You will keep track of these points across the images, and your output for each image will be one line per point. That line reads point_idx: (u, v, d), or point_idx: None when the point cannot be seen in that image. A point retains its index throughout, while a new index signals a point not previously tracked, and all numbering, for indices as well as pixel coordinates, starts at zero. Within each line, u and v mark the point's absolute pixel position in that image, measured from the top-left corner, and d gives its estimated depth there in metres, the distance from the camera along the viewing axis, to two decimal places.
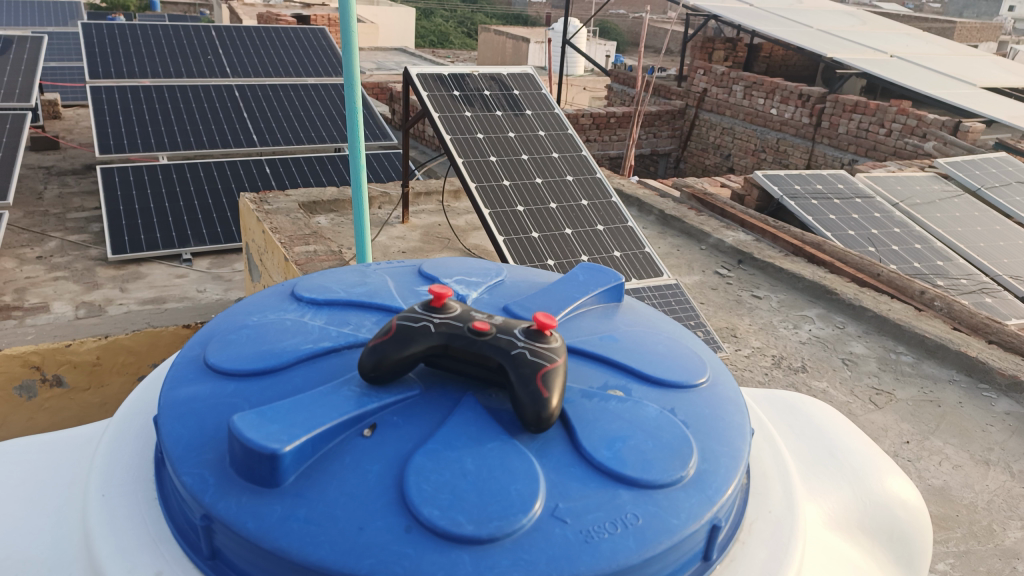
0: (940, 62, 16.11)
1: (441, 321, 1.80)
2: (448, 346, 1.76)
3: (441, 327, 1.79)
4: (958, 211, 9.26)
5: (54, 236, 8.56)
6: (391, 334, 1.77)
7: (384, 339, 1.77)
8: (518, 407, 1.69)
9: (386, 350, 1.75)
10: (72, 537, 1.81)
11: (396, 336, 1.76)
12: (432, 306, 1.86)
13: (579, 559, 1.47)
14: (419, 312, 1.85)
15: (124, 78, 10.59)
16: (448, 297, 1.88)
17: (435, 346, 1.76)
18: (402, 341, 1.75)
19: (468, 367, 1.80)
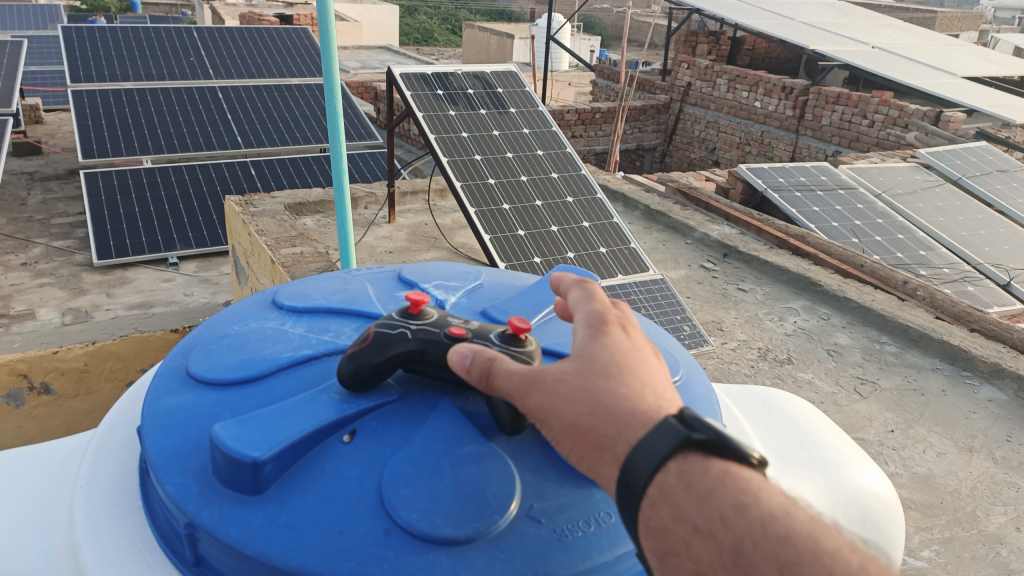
0: (921, 53, 16.27)
1: (419, 328, 1.80)
2: (424, 353, 1.77)
3: (418, 333, 1.79)
4: (940, 201, 9.39)
5: (38, 242, 8.52)
6: (368, 341, 1.80)
7: (362, 345, 1.79)
8: (496, 413, 1.72)
9: (363, 360, 1.78)
10: (57, 547, 1.84)
11: (372, 343, 1.78)
12: (409, 312, 1.86)
13: (553, 558, 1.53)
14: (397, 317, 1.85)
15: (106, 81, 10.55)
16: (425, 303, 1.88)
17: (411, 352, 1.77)
18: (379, 347, 1.78)
19: (443, 372, 1.82)
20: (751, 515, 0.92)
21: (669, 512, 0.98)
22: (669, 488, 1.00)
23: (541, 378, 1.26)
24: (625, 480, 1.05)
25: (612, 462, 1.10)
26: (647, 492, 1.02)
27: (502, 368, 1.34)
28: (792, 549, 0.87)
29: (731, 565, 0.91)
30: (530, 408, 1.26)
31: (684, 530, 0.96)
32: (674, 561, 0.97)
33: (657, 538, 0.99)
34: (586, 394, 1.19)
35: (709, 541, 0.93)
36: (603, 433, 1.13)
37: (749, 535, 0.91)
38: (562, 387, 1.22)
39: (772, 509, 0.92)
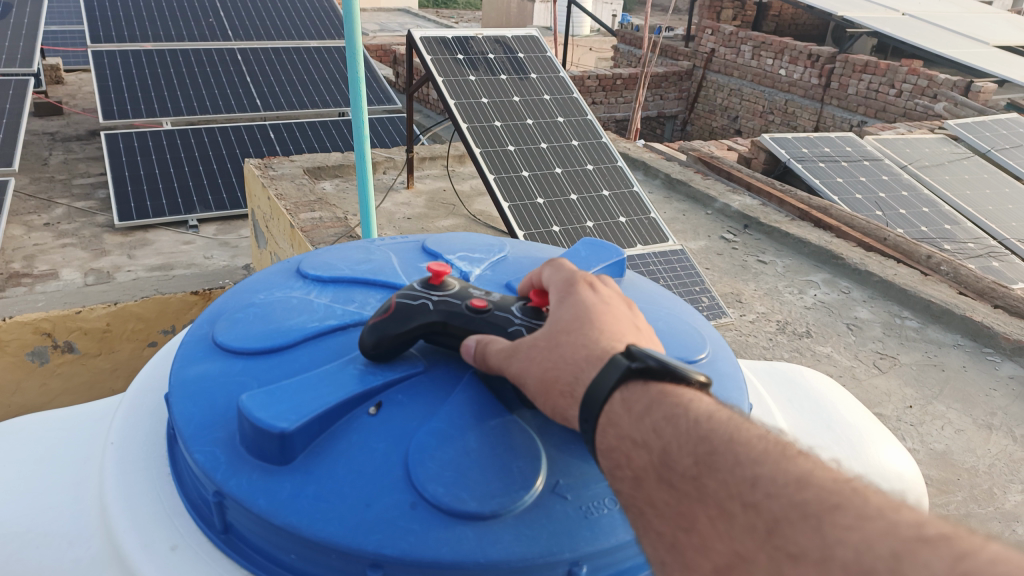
0: (953, 21, 15.84)
1: (442, 300, 1.80)
2: (446, 326, 1.77)
3: (442, 305, 1.78)
4: (967, 173, 9.20)
5: (60, 203, 8.59)
6: (391, 312, 1.79)
7: (384, 316, 1.79)
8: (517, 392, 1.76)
9: (385, 333, 1.77)
10: (88, 508, 1.87)
11: (396, 314, 1.78)
12: (430, 283, 1.85)
13: (579, 535, 1.53)
14: (419, 288, 1.84)
15: (126, 42, 10.54)
16: (446, 275, 1.88)
17: (433, 325, 1.77)
18: (401, 319, 1.77)
19: None
20: (677, 423, 1.11)
21: (616, 433, 1.19)
22: (618, 413, 1.21)
23: (513, 347, 1.51)
24: (584, 417, 1.27)
25: (574, 404, 1.32)
26: (602, 419, 1.24)
27: (489, 350, 1.59)
28: (707, 444, 1.06)
29: (659, 467, 1.10)
30: (510, 371, 1.50)
31: (626, 445, 1.16)
32: (620, 472, 1.17)
33: (609, 457, 1.20)
34: (551, 349, 1.42)
35: (645, 450, 1.13)
36: (563, 379, 1.36)
37: (675, 438, 1.10)
38: (529, 348, 1.47)
39: (696, 417, 1.11)
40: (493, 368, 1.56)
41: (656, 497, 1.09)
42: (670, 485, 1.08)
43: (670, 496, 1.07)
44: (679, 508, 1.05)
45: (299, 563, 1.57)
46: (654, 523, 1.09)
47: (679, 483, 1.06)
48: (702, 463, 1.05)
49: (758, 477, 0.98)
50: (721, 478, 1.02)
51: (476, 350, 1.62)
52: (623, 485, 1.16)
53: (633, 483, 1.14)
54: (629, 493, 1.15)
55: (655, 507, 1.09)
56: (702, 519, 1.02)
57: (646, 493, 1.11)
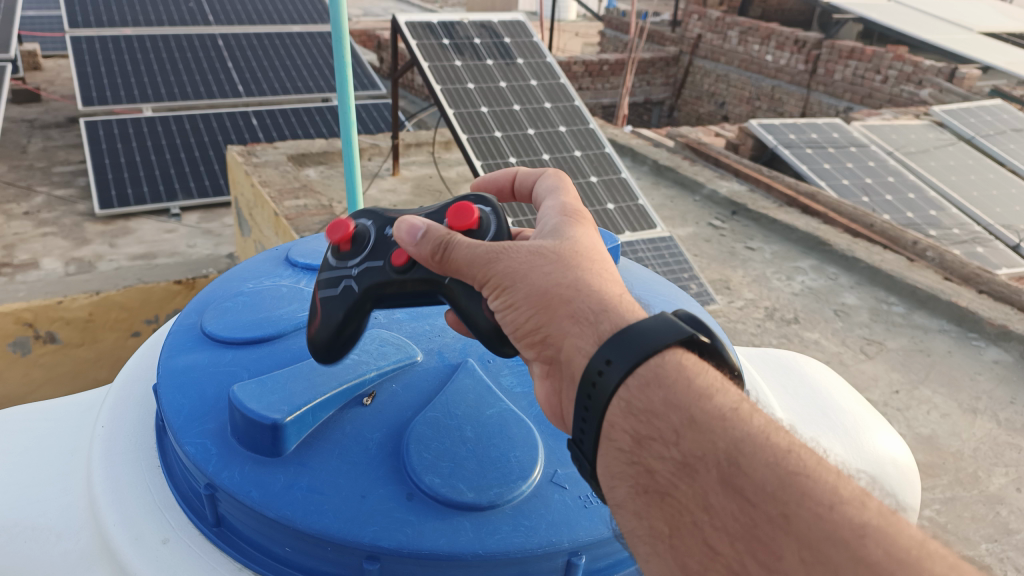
0: (938, 7, 15.89)
1: (361, 266, 1.58)
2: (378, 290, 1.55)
3: (363, 275, 1.56)
4: (952, 159, 9.24)
5: (40, 191, 8.44)
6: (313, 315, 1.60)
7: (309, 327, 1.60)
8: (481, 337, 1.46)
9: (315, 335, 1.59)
10: (77, 501, 1.83)
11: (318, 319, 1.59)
12: (344, 251, 1.62)
13: (578, 525, 1.50)
14: (336, 264, 1.62)
15: (105, 27, 10.36)
16: (351, 228, 1.63)
17: (362, 298, 1.56)
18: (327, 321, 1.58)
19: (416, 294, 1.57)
20: (750, 426, 1.01)
21: (658, 401, 1.07)
22: (663, 376, 1.08)
23: (508, 255, 1.31)
24: (608, 359, 1.11)
25: (589, 333, 1.19)
26: (636, 374, 1.09)
27: (462, 245, 1.36)
28: (794, 460, 0.97)
29: (727, 466, 0.98)
30: (497, 277, 1.31)
31: (676, 424, 1.04)
32: (658, 449, 1.04)
33: (642, 426, 1.07)
34: (564, 273, 1.27)
35: (709, 442, 1.00)
36: (581, 309, 1.22)
37: (749, 442, 0.99)
38: (531, 264, 1.29)
39: (769, 428, 1.02)
40: (468, 270, 1.34)
41: (715, 502, 0.97)
42: (740, 496, 0.95)
43: (739, 508, 0.95)
44: (750, 525, 0.93)
45: (295, 556, 1.54)
46: (707, 532, 0.97)
47: (755, 497, 0.94)
48: (792, 486, 0.94)
49: (870, 524, 0.89)
50: (815, 508, 0.91)
51: (441, 242, 1.36)
52: (658, 464, 1.04)
53: (676, 471, 1.02)
54: (670, 483, 1.03)
55: (712, 514, 0.97)
56: (789, 553, 0.90)
57: (702, 494, 0.99)
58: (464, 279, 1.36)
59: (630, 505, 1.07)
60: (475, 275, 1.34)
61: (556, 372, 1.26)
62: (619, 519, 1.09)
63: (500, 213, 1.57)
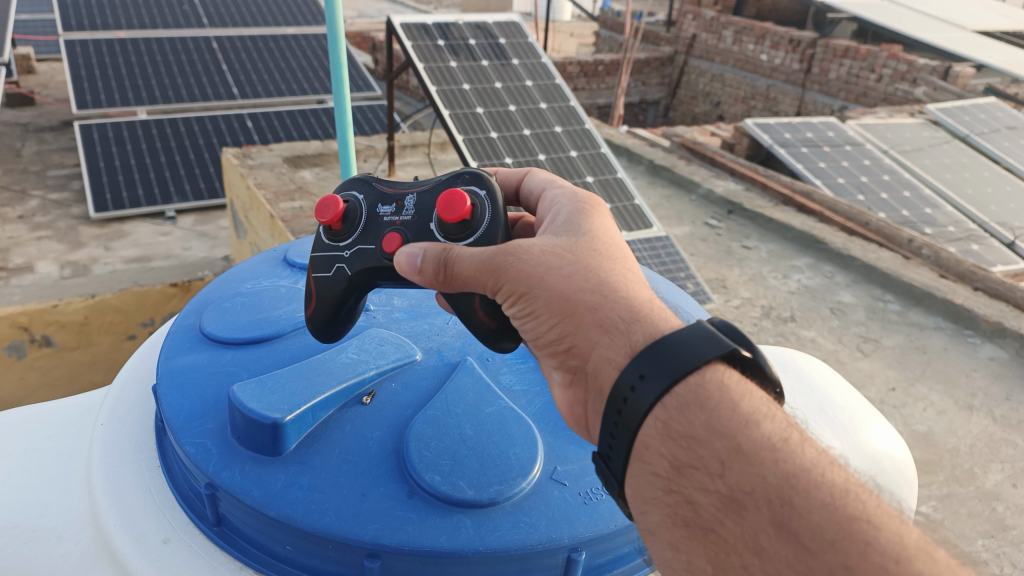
0: (932, 6, 15.96)
1: (353, 254, 1.63)
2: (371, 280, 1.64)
3: (356, 264, 1.62)
4: (947, 158, 9.27)
5: (35, 195, 8.43)
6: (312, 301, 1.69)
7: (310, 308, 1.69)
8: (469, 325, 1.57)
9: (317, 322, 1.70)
10: (77, 502, 1.83)
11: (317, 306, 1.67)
12: (335, 229, 1.65)
13: (578, 521, 1.51)
14: (329, 243, 1.66)
15: (99, 30, 10.36)
16: (339, 208, 1.63)
17: (355, 286, 1.64)
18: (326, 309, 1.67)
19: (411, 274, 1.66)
20: (803, 460, 1.01)
21: (700, 425, 1.07)
22: (705, 399, 1.10)
23: (526, 260, 1.32)
24: (641, 373, 1.13)
25: (620, 342, 1.21)
26: (671, 395, 1.11)
27: (468, 254, 1.39)
28: (852, 505, 0.95)
29: (779, 505, 0.97)
30: (517, 284, 1.32)
31: (722, 454, 1.04)
32: (701, 479, 1.05)
33: (683, 452, 1.08)
34: (587, 276, 1.29)
35: (758, 476, 1.00)
36: (606, 315, 1.24)
37: (802, 477, 0.99)
38: (552, 268, 1.31)
39: (824, 466, 1.02)
40: (484, 276, 1.36)
41: (766, 544, 0.96)
42: (795, 540, 0.94)
43: (794, 553, 0.93)
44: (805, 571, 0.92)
45: (296, 555, 1.55)
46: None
47: (812, 543, 0.93)
48: (853, 534, 0.92)
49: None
50: (881, 560, 0.90)
51: (440, 255, 1.42)
52: (702, 496, 1.05)
53: (721, 507, 1.02)
54: (715, 519, 1.02)
55: (762, 556, 0.96)
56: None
57: (751, 534, 0.98)
58: (475, 286, 1.39)
59: (668, 535, 1.08)
60: (491, 282, 1.36)
61: (581, 380, 1.28)
62: (654, 548, 1.10)
63: (495, 198, 1.53)
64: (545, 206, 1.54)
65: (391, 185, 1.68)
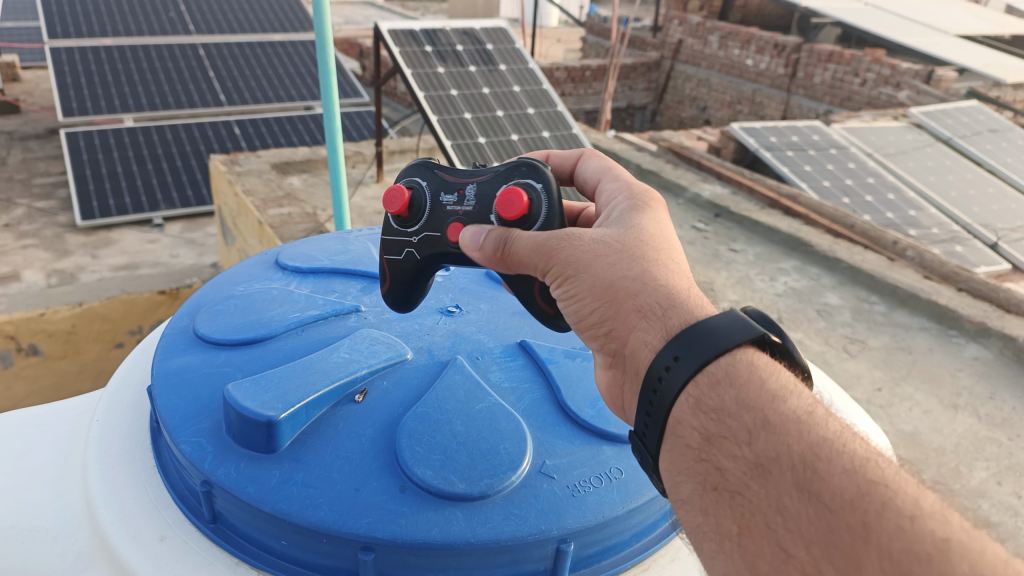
0: (915, 11, 16.16)
1: (422, 240, 1.70)
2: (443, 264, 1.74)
3: (427, 251, 1.71)
4: (930, 160, 9.40)
5: (20, 203, 8.40)
6: (387, 286, 1.80)
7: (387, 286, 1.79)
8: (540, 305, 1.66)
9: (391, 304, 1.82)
10: (72, 503, 1.86)
11: (394, 282, 1.78)
12: (403, 217, 1.71)
13: (566, 513, 1.55)
14: (397, 228, 1.74)
15: (84, 37, 10.35)
16: (404, 200, 1.68)
17: (428, 269, 1.75)
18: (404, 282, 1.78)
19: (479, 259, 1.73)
20: (827, 430, 1.03)
21: (730, 400, 1.11)
22: (736, 376, 1.13)
23: (572, 246, 1.37)
24: (675, 355, 1.17)
25: (659, 327, 1.25)
26: (704, 372, 1.15)
27: (525, 236, 1.44)
28: (875, 471, 0.97)
29: (804, 469, 0.99)
30: (562, 268, 1.37)
31: (749, 424, 1.07)
32: (730, 448, 1.07)
33: (713, 424, 1.10)
34: (629, 265, 1.33)
35: (783, 443, 1.03)
36: (646, 304, 1.28)
37: (825, 445, 1.01)
38: (596, 257, 1.35)
39: (848, 437, 1.03)
40: (532, 257, 1.42)
41: (790, 504, 0.99)
42: (816, 501, 0.96)
43: (815, 512, 0.96)
44: (825, 530, 0.94)
45: (290, 550, 1.58)
46: (780, 534, 0.99)
47: (832, 502, 0.95)
48: (871, 493, 0.94)
49: (952, 537, 0.88)
50: (896, 519, 0.90)
51: (503, 240, 1.47)
52: (730, 463, 1.07)
53: (747, 472, 1.05)
54: (742, 483, 1.05)
55: (786, 516, 0.99)
56: (868, 563, 0.89)
57: (775, 496, 1.01)
58: (526, 267, 1.45)
59: (698, 502, 1.10)
60: (538, 263, 1.41)
61: (620, 364, 1.33)
62: (684, 515, 1.12)
63: (551, 191, 1.55)
64: (601, 198, 1.59)
65: (454, 172, 1.72)
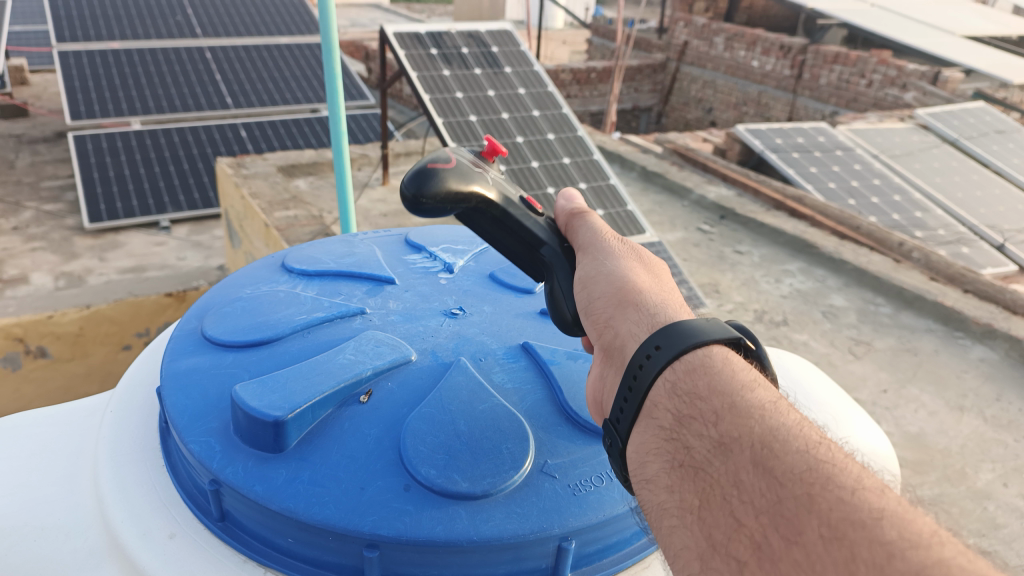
0: (922, 11, 16.14)
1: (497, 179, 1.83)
2: (496, 209, 1.79)
3: (498, 185, 1.81)
4: (937, 161, 9.39)
5: (29, 206, 8.46)
6: (453, 165, 1.73)
7: (445, 165, 1.72)
8: (562, 269, 1.72)
9: (444, 175, 1.69)
10: (85, 502, 1.90)
11: (458, 169, 1.73)
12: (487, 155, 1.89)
13: (568, 511, 1.58)
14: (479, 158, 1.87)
15: (92, 41, 10.43)
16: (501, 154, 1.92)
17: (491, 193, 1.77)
18: (465, 178, 1.74)
19: (506, 237, 1.85)
20: (786, 418, 1.06)
21: (702, 386, 1.14)
22: (709, 365, 1.15)
23: (615, 250, 1.56)
24: (656, 344, 1.20)
25: (646, 315, 1.31)
26: (674, 364, 1.18)
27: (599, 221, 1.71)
28: (824, 455, 1.00)
29: (761, 448, 1.02)
30: (589, 271, 1.53)
31: (717, 407, 1.10)
32: (698, 427, 1.10)
33: (685, 406, 1.14)
34: (639, 279, 1.44)
35: (745, 425, 1.06)
36: (649, 301, 1.34)
37: (783, 430, 1.04)
38: (627, 265, 1.49)
39: (808, 430, 1.07)
40: (584, 243, 1.65)
41: (745, 478, 1.01)
42: (769, 475, 0.99)
43: (767, 486, 0.99)
44: (775, 501, 0.96)
45: (298, 547, 1.61)
46: (734, 505, 1.01)
47: (782, 476, 0.98)
48: (820, 470, 0.97)
49: (887, 507, 0.91)
50: (837, 491, 0.94)
51: (580, 209, 1.74)
52: (697, 441, 1.10)
53: (711, 450, 1.07)
54: (705, 460, 1.07)
55: (741, 488, 1.01)
56: (810, 528, 0.92)
57: (733, 471, 1.03)
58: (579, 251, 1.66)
59: (664, 480, 1.11)
60: (584, 252, 1.62)
61: (607, 357, 1.35)
62: (649, 495, 1.13)
63: None
64: None
65: None
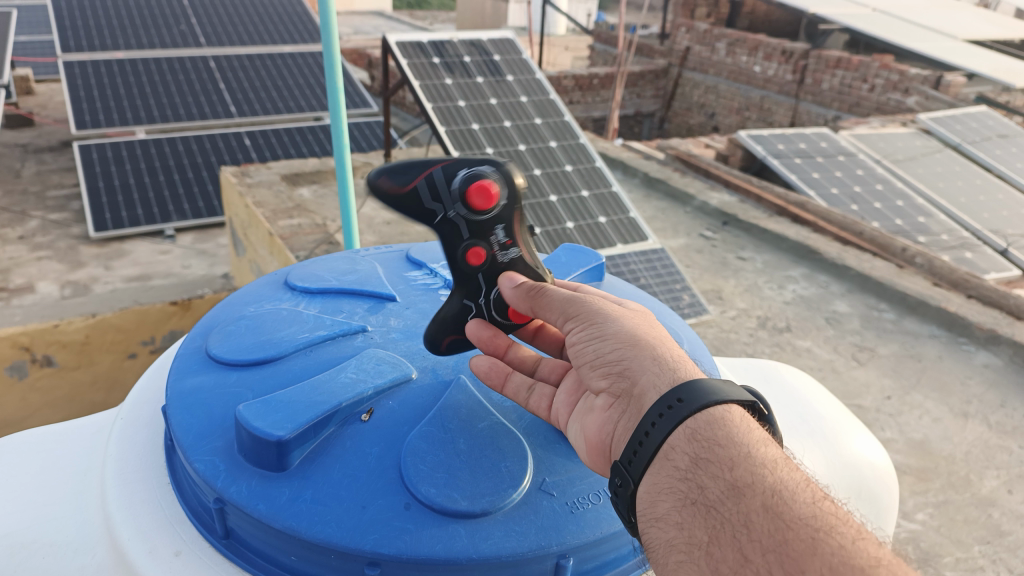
0: (924, 16, 16.15)
1: (455, 224, 1.75)
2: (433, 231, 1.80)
3: (449, 225, 1.76)
4: (940, 166, 9.39)
5: (35, 215, 8.53)
6: (408, 190, 1.76)
7: (391, 190, 1.77)
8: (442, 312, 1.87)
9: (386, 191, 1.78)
10: (91, 518, 1.93)
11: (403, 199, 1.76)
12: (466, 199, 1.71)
13: (566, 529, 1.61)
14: (453, 195, 1.72)
15: (97, 50, 10.49)
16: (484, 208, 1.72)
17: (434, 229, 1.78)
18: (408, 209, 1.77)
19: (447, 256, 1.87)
20: (793, 474, 1.23)
21: (720, 436, 1.27)
22: (728, 419, 1.29)
23: (614, 304, 1.61)
24: (678, 398, 1.31)
25: (669, 371, 1.42)
26: (696, 413, 1.30)
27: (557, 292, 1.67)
28: (827, 509, 1.19)
29: (772, 496, 1.18)
30: (593, 317, 1.57)
31: (733, 456, 1.24)
32: (714, 471, 1.24)
33: (703, 451, 1.26)
34: (649, 331, 1.55)
35: (758, 477, 1.21)
36: (667, 356, 1.46)
37: (791, 485, 1.20)
38: (632, 318, 1.58)
39: (808, 484, 1.24)
40: (556, 309, 1.64)
41: (756, 521, 1.16)
42: (779, 521, 1.15)
43: (775, 530, 1.14)
44: (784, 544, 1.12)
45: (300, 564, 1.65)
46: (742, 543, 1.15)
47: (791, 523, 1.14)
48: (822, 524, 1.14)
49: (882, 561, 1.10)
50: (838, 542, 1.12)
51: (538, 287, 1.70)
52: (711, 483, 1.23)
53: (724, 493, 1.21)
54: (718, 500, 1.21)
55: (751, 529, 1.16)
56: (812, 570, 1.08)
57: (744, 514, 1.18)
58: (551, 318, 1.64)
59: (676, 516, 1.23)
60: (565, 314, 1.62)
61: (623, 404, 1.46)
62: (659, 529, 1.25)
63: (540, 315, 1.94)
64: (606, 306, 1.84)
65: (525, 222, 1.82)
